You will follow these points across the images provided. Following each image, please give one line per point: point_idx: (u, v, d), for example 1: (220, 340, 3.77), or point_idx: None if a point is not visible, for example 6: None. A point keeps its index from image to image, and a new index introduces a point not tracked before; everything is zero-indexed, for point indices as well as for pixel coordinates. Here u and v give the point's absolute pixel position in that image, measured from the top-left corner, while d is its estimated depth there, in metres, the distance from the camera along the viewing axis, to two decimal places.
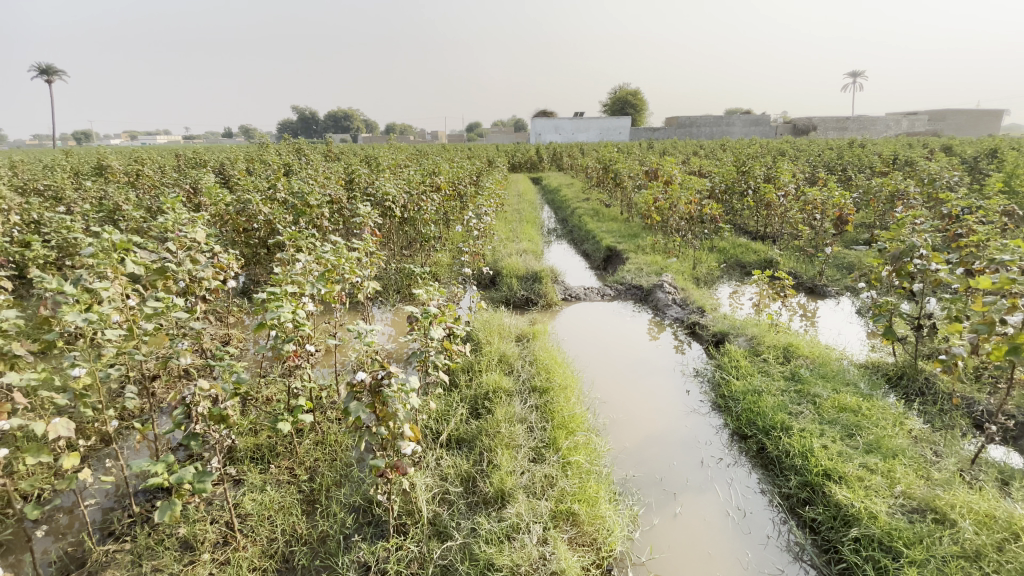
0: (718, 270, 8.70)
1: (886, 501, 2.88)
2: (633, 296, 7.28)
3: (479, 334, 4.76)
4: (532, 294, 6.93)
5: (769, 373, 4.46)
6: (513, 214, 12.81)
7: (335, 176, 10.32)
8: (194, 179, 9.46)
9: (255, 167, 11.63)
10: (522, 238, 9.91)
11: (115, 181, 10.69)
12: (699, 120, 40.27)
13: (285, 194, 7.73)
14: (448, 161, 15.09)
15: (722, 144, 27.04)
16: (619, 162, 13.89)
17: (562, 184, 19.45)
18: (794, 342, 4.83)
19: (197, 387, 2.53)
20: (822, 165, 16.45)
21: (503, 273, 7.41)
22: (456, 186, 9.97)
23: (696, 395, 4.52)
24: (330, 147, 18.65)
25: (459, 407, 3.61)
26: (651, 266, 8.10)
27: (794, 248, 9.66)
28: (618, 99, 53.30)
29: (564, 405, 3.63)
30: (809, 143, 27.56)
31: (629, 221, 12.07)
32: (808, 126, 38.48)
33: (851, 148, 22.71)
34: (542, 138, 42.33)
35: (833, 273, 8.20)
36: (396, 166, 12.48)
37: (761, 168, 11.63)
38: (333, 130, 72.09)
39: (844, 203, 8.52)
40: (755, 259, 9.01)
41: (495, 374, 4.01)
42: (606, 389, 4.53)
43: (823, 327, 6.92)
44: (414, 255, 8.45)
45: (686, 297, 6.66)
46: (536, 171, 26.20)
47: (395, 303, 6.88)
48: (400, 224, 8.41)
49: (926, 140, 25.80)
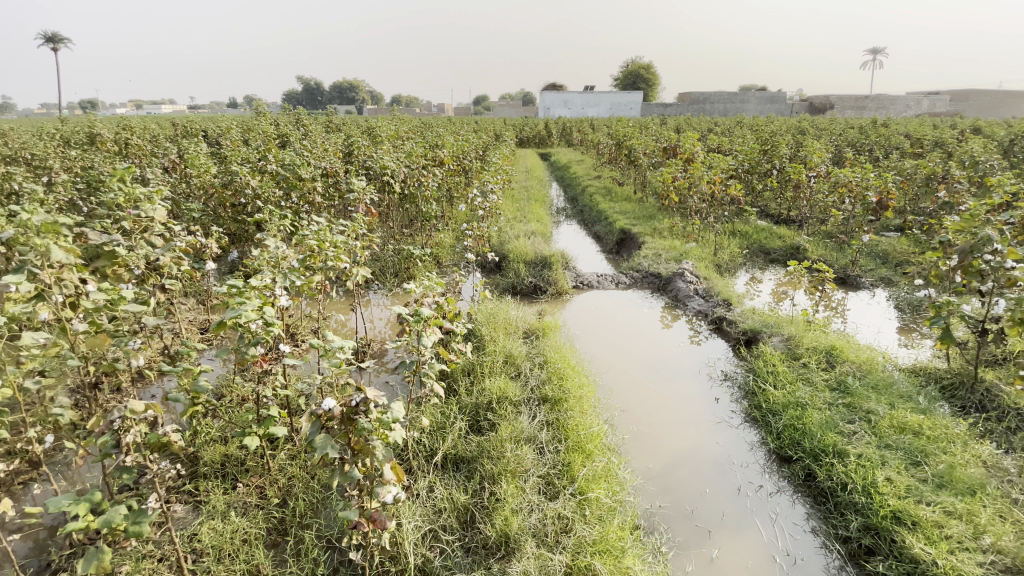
0: (740, 256, 8.10)
1: (973, 556, 2.38)
2: (650, 285, 6.70)
3: (482, 329, 4.23)
4: (541, 281, 6.38)
5: (811, 382, 3.92)
6: (521, 192, 12.20)
7: (332, 148, 9.70)
8: (181, 149, 8.88)
9: (250, 136, 11.01)
10: (530, 218, 9.31)
11: (102, 149, 10.13)
12: (714, 97, 38.96)
13: (275, 167, 7.16)
14: (455, 135, 14.41)
15: (740, 121, 26.01)
16: (633, 137, 13.15)
17: (572, 160, 18.72)
18: (838, 345, 4.30)
19: (128, 410, 2.03)
20: (846, 144, 15.64)
21: (509, 257, 6.86)
22: (461, 160, 9.33)
23: (727, 404, 3.98)
24: (332, 117, 17.92)
25: (457, 420, 3.10)
26: (670, 251, 7.51)
27: (821, 233, 9.03)
28: (630, 74, 51.78)
29: (580, 422, 3.11)
30: (829, 121, 26.57)
31: (644, 201, 11.41)
32: (826, 105, 37.07)
33: (874, 127, 21.74)
34: (551, 113, 41.17)
35: (867, 264, 7.59)
36: (397, 138, 11.80)
37: (787, 148, 10.89)
38: (337, 101, 70.78)
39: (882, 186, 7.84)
40: (780, 246, 8.40)
41: (499, 379, 3.50)
42: (623, 396, 4.00)
43: (857, 324, 6.36)
44: (415, 235, 7.90)
45: (710, 288, 6.09)
46: (544, 147, 25.29)
47: (392, 288, 6.46)
48: (400, 201, 7.83)
49: (950, 122, 24.70)
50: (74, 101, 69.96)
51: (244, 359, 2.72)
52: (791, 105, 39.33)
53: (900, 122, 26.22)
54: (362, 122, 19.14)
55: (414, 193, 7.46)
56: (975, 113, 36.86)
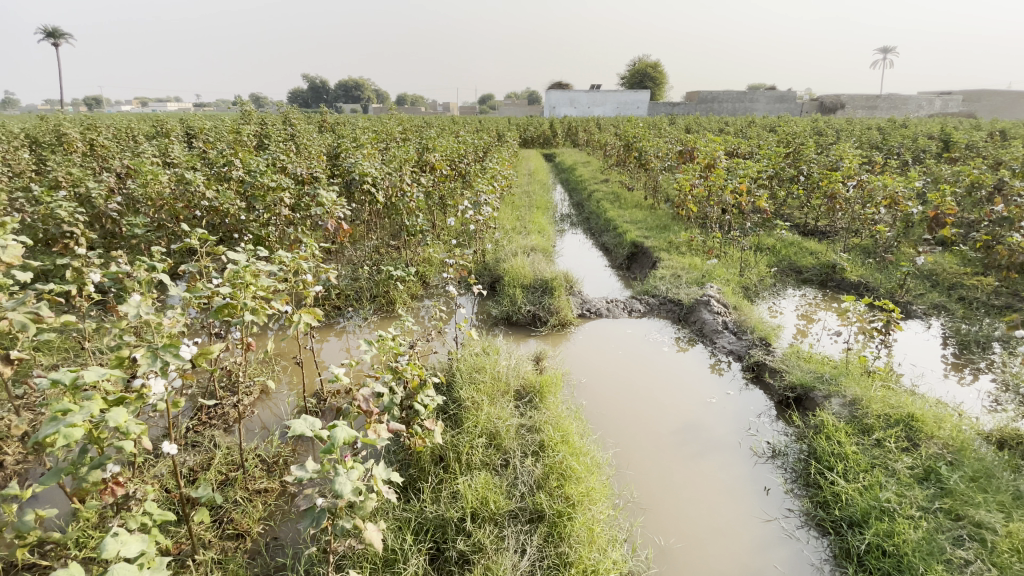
0: (768, 276, 7.14)
1: None
2: (669, 314, 5.73)
3: (462, 390, 3.31)
4: (541, 310, 5.44)
5: (892, 472, 2.97)
6: (523, 198, 11.29)
7: (314, 150, 8.80)
8: (145, 151, 8.02)
9: (230, 136, 10.17)
10: (531, 229, 8.37)
11: (66, 152, 9.31)
12: (722, 96, 37.91)
13: (240, 175, 6.28)
14: (454, 136, 13.51)
15: (752, 120, 24.93)
16: (644, 138, 12.16)
17: (579, 162, 17.79)
18: (919, 413, 3.36)
19: None
20: (871, 147, 14.62)
21: (505, 280, 5.97)
22: (454, 165, 8.42)
23: (780, 499, 3.06)
24: (326, 117, 17.06)
25: (413, 552, 2.20)
26: (689, 272, 6.53)
27: (856, 248, 8.04)
28: (636, 73, 50.90)
29: (591, 562, 2.18)
30: (845, 122, 25.42)
31: (656, 208, 10.45)
32: (837, 105, 35.90)
33: (896, 127, 20.64)
34: (557, 112, 40.21)
35: (916, 287, 6.61)
36: (391, 139, 10.94)
37: (814, 152, 9.88)
38: (341, 99, 70.29)
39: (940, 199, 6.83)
40: (813, 263, 7.45)
41: (477, 478, 2.57)
42: (645, 485, 3.08)
43: (917, 364, 5.37)
44: (400, 249, 7.00)
45: (741, 322, 5.12)
46: (549, 147, 24.24)
47: (370, 315, 5.69)
48: (382, 212, 6.93)
49: (969, 122, 23.68)
50: (77, 100, 69.28)
51: (83, 488, 1.83)
52: (801, 104, 38.18)
53: (920, 122, 25.00)
54: (359, 121, 18.32)
55: (396, 205, 6.55)
56: (992, 115, 35.73)
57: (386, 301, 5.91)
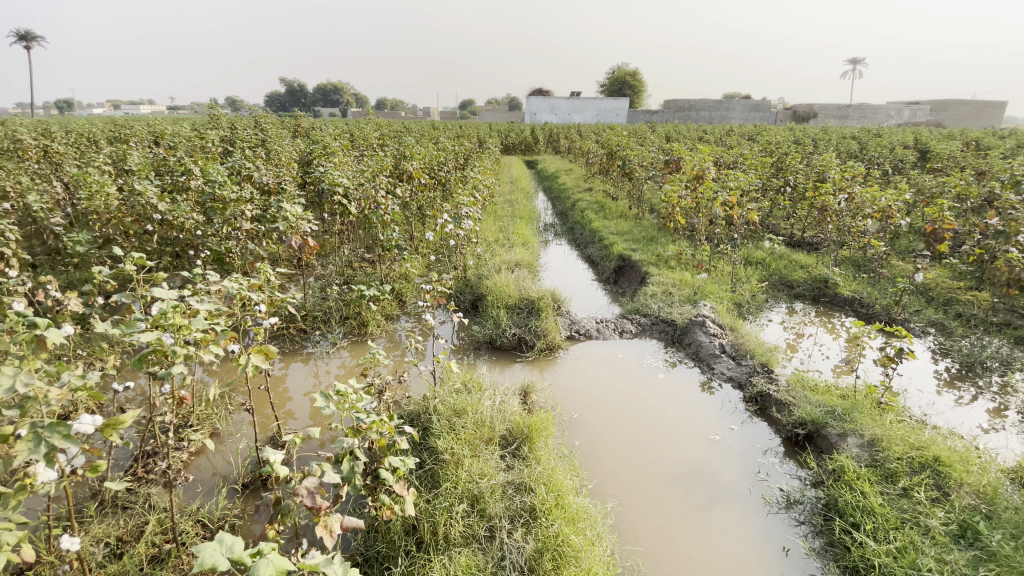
0: (760, 291, 6.88)
1: None
2: (662, 335, 5.38)
3: (441, 440, 2.91)
4: (526, 333, 5.04)
5: (925, 529, 2.66)
6: (506, 207, 10.92)
7: (284, 156, 8.29)
8: (97, 158, 7.43)
9: (194, 141, 9.57)
10: (514, 242, 7.99)
11: (11, 156, 8.60)
12: (699, 105, 38.26)
13: (198, 185, 5.77)
14: (434, 142, 13.09)
15: (731, 128, 25.01)
16: (627, 146, 11.91)
17: (560, 169, 17.50)
18: (946, 456, 3.05)
19: None
20: (851, 156, 14.64)
21: (487, 299, 5.57)
22: (434, 173, 8.02)
23: (803, 562, 2.74)
24: (300, 120, 16.42)
25: None
26: (681, 289, 6.21)
27: (847, 261, 7.86)
28: (616, 80, 51.19)
29: None
30: (820, 130, 25.73)
31: (642, 219, 10.18)
32: (809, 113, 36.56)
33: (870, 137, 20.93)
34: (537, 118, 40.03)
35: (911, 303, 6.41)
36: (367, 145, 10.47)
37: (800, 162, 9.73)
38: (319, 103, 69.25)
39: (940, 214, 6.73)
40: (805, 278, 7.24)
41: (457, 560, 2.17)
42: (654, 550, 2.72)
43: (919, 387, 5.14)
44: (375, 264, 6.55)
45: (740, 346, 4.79)
46: (530, 154, 23.96)
47: (340, 339, 5.25)
48: (356, 224, 6.47)
49: (939, 132, 24.15)
50: (41, 102, 66.64)
51: None
52: (776, 113, 38.72)
53: (893, 132, 25.40)
54: (335, 126, 17.72)
55: (369, 218, 6.10)
56: (955, 125, 36.87)
57: (358, 323, 5.47)
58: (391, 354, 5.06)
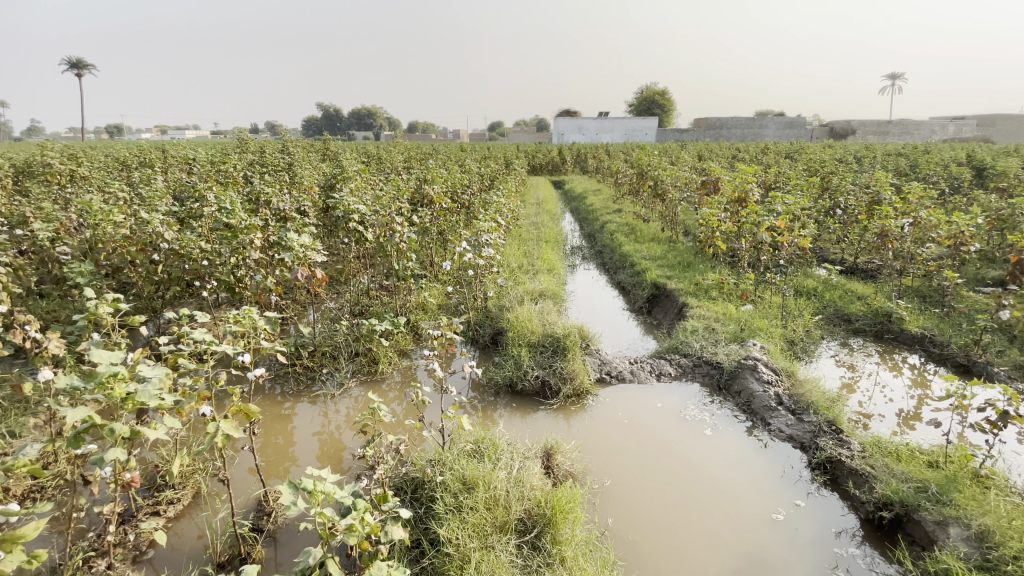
0: (813, 326, 6.18)
1: None
2: (705, 378, 4.76)
3: (444, 529, 2.44)
4: (550, 376, 4.52)
5: None
6: (532, 230, 10.50)
7: (305, 180, 8.09)
8: (120, 183, 7.38)
9: (219, 165, 9.53)
10: (540, 269, 7.51)
11: (43, 182, 8.70)
12: (731, 122, 37.36)
13: (210, 212, 5.54)
14: (460, 164, 12.84)
15: (765, 146, 24.07)
16: (660, 165, 11.35)
17: (589, 189, 17.02)
18: None
19: None
20: (903, 175, 13.65)
21: (508, 336, 5.08)
22: (456, 196, 7.66)
23: None
24: (328, 142, 16.52)
25: None
26: (725, 324, 5.57)
27: (910, 292, 7.05)
28: (645, 100, 50.81)
29: None
30: (861, 147, 24.45)
31: (676, 242, 9.57)
32: (847, 130, 35.16)
33: (918, 154, 19.69)
34: (565, 138, 39.84)
35: (994, 343, 5.59)
36: (391, 168, 10.25)
37: (851, 183, 8.96)
38: (353, 126, 71.24)
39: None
40: (863, 311, 6.51)
41: None
42: None
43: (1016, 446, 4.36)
44: (391, 294, 6.18)
45: (799, 397, 4.15)
46: (558, 174, 23.66)
47: (349, 379, 4.84)
48: (372, 252, 6.13)
49: (990, 149, 22.73)
50: (94, 129, 70.48)
51: None
52: (812, 130, 37.42)
53: (939, 148, 23.86)
54: (361, 148, 17.78)
55: (385, 246, 5.72)
56: (1008, 140, 34.80)
57: (369, 360, 5.06)
58: (403, 399, 4.63)
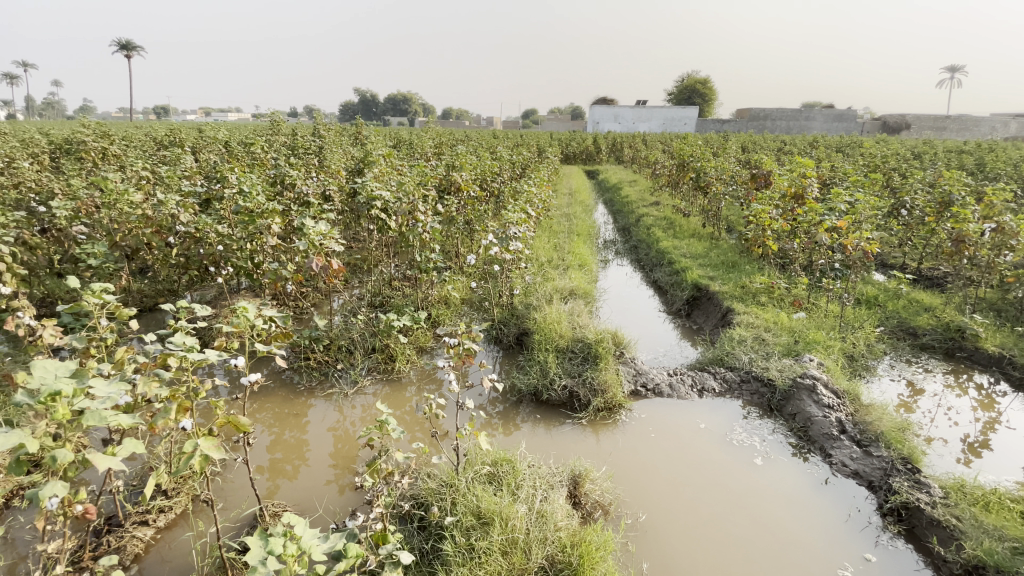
0: (875, 340, 5.55)
1: None
2: (753, 396, 4.26)
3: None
4: (579, 387, 4.10)
5: None
6: (564, 221, 10.03)
7: (331, 163, 7.82)
8: (147, 162, 7.27)
9: (248, 146, 9.39)
10: (571, 264, 7.05)
11: (76, 159, 8.70)
12: (776, 114, 35.63)
13: (230, 194, 5.31)
14: (492, 151, 12.44)
15: (811, 140, 22.76)
16: (703, 156, 10.66)
17: (625, 180, 16.39)
18: None
19: None
20: (970, 173, 12.51)
21: (534, 338, 4.68)
22: (485, 184, 7.26)
23: None
24: (360, 125, 16.31)
25: None
26: (777, 335, 5.01)
27: (985, 305, 6.32)
28: (685, 89, 49.08)
29: None
30: (919, 143, 22.83)
31: (718, 240, 8.94)
32: (901, 123, 33.00)
33: (985, 151, 18.16)
34: (600, 127, 38.80)
35: None
36: (421, 154, 9.91)
37: (918, 180, 8.14)
38: (389, 112, 71.70)
39: None
40: (931, 325, 5.83)
41: None
42: None
43: None
44: (414, 287, 5.85)
45: (867, 426, 3.61)
46: (592, 163, 22.99)
47: (363, 377, 4.54)
48: (394, 242, 5.80)
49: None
50: (143, 109, 73.01)
51: None
52: (864, 123, 35.34)
53: (1004, 148, 22.07)
54: (393, 133, 17.52)
55: (407, 236, 5.37)
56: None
57: (386, 358, 4.75)
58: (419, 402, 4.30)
